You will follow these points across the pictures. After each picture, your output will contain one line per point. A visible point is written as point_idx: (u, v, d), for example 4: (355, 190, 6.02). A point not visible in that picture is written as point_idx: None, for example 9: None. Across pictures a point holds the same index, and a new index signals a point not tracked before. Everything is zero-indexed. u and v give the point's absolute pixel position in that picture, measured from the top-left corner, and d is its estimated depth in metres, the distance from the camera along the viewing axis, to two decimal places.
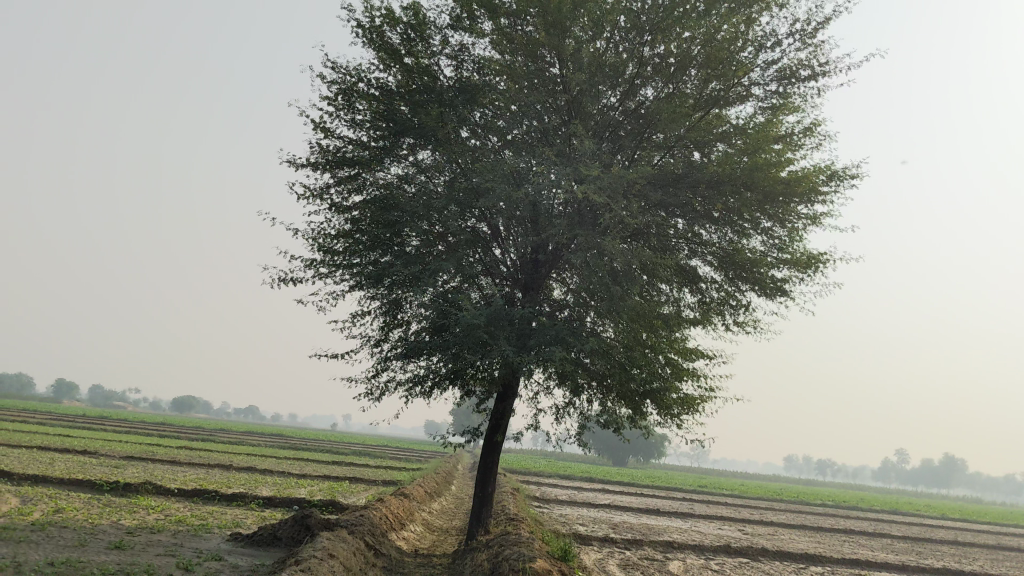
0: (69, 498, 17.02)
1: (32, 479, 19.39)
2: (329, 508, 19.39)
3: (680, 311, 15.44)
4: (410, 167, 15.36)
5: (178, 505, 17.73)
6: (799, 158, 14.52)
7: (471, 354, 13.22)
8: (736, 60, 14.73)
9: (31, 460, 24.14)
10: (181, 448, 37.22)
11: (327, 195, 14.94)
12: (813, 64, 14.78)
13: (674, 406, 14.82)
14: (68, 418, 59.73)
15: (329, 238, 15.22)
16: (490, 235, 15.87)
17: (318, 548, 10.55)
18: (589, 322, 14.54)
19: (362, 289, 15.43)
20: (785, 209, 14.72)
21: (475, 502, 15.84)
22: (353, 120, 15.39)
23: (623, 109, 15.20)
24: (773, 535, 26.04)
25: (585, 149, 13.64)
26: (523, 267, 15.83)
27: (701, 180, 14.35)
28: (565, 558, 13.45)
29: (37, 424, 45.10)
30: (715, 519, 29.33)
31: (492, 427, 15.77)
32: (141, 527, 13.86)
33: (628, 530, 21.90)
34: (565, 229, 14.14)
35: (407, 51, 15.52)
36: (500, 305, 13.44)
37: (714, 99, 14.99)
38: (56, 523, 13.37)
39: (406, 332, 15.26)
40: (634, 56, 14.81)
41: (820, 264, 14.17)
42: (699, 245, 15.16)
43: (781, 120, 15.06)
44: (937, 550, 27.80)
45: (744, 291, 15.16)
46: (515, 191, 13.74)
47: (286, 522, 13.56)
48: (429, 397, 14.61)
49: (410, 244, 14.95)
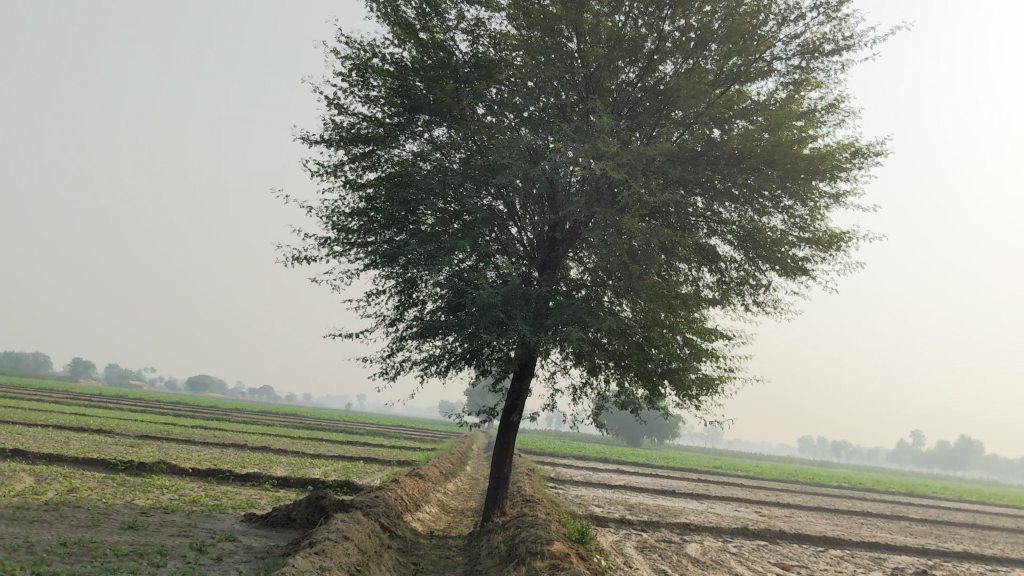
0: (84, 477, 16.94)
1: (47, 458, 19.34)
2: (344, 489, 19.30)
3: (699, 291, 15.16)
4: (425, 144, 15.08)
5: (192, 485, 17.65)
6: (822, 135, 14.21)
7: (488, 333, 13.02)
8: (758, 34, 14.43)
9: (46, 438, 24.11)
10: (196, 428, 37.20)
11: (341, 172, 14.72)
12: (837, 38, 14.44)
13: (693, 387, 14.56)
14: (85, 396, 60.08)
15: (343, 217, 15.03)
16: (506, 213, 15.62)
17: (333, 530, 10.37)
18: (606, 302, 14.27)
19: (377, 268, 15.23)
20: (807, 186, 14.38)
21: (491, 483, 15.66)
22: (367, 96, 15.13)
23: (642, 85, 14.74)
24: (790, 518, 25.79)
25: (604, 124, 13.33)
26: (540, 246, 15.58)
27: (722, 156, 14.17)
28: (582, 540, 13.25)
29: (53, 402, 45.30)
30: (731, 501, 29.12)
31: (508, 407, 15.54)
32: (154, 508, 13.73)
33: (644, 511, 21.72)
34: (583, 207, 13.86)
35: (422, 25, 15.23)
36: (516, 284, 13.24)
37: (735, 75, 14.47)
38: (69, 503, 13.26)
39: (422, 311, 15.05)
40: (654, 31, 14.46)
41: (843, 243, 13.85)
42: (718, 224, 14.84)
43: (803, 96, 14.71)
44: (956, 534, 27.50)
45: (764, 271, 14.86)
46: (532, 168, 13.55)
47: (300, 503, 13.42)
48: (445, 377, 14.44)
49: (425, 222, 14.72)
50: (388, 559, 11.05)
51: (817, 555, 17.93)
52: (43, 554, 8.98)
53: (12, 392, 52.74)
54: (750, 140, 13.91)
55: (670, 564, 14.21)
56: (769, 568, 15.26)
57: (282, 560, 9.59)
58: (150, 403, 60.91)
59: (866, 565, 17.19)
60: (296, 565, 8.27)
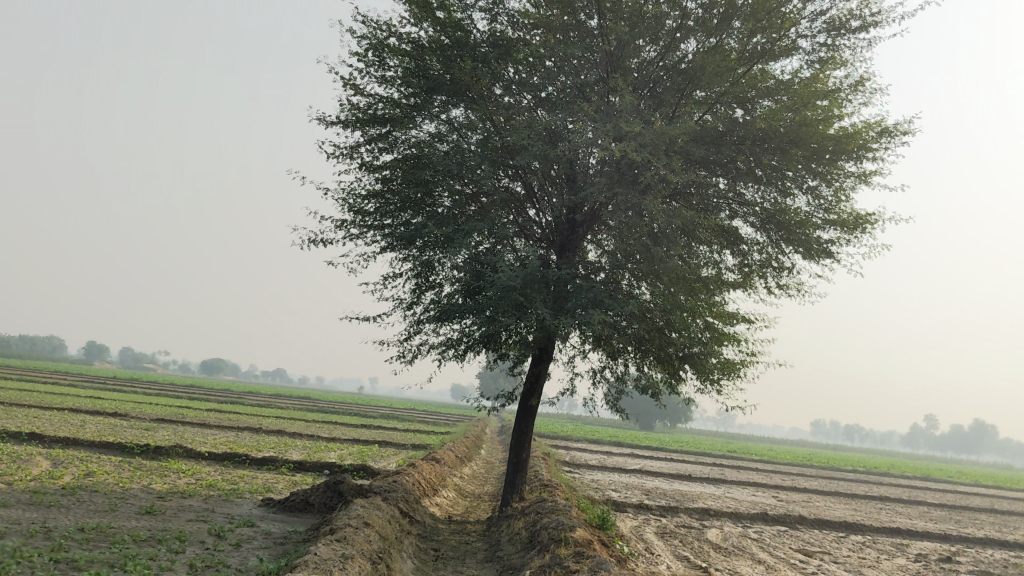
0: (100, 461, 16.89)
1: (63, 442, 19.28)
2: (361, 474, 19.22)
3: (721, 274, 14.91)
4: (443, 125, 14.82)
5: (209, 469, 17.59)
6: (849, 114, 13.88)
7: (507, 317, 12.81)
8: (783, 11, 14.10)
9: (62, 422, 24.10)
10: (211, 411, 37.26)
11: (357, 154, 14.53)
12: (865, 14, 14.10)
13: (715, 371, 14.33)
14: (100, 378, 60.41)
15: (359, 199, 14.85)
16: (524, 195, 15.37)
17: (352, 516, 10.19)
18: (625, 285, 13.94)
19: (393, 250, 15.07)
20: (833, 167, 14.06)
21: (509, 468, 15.46)
22: (383, 77, 14.90)
23: (664, 64, 14.43)
24: (809, 502, 25.58)
25: (625, 104, 13.03)
26: (559, 229, 15.34)
27: (747, 137, 13.81)
28: (603, 526, 13.05)
29: (69, 386, 45.57)
30: (748, 485, 28.91)
31: (526, 391, 15.35)
32: (171, 493, 13.62)
33: (662, 496, 21.52)
34: (603, 188, 13.62)
35: (440, 4, 14.93)
36: (535, 267, 13.02)
37: (759, 54, 14.23)
38: (86, 487, 13.17)
39: (439, 294, 14.86)
40: (676, 9, 14.16)
41: (869, 224, 13.55)
42: (741, 205, 14.57)
43: (828, 75, 14.39)
44: (975, 518, 27.25)
45: (787, 254, 14.59)
46: (552, 150, 13.34)
47: (317, 488, 13.26)
48: (462, 361, 14.30)
49: (442, 204, 14.53)
50: (408, 546, 10.88)
51: (838, 540, 17.71)
52: (60, 539, 8.83)
53: (28, 376, 52.85)
54: (776, 119, 13.58)
55: (692, 550, 14.01)
56: (790, 554, 15.05)
57: (302, 546, 9.42)
58: (164, 387, 61.19)
59: (889, 552, 16.96)
60: (318, 552, 8.09)
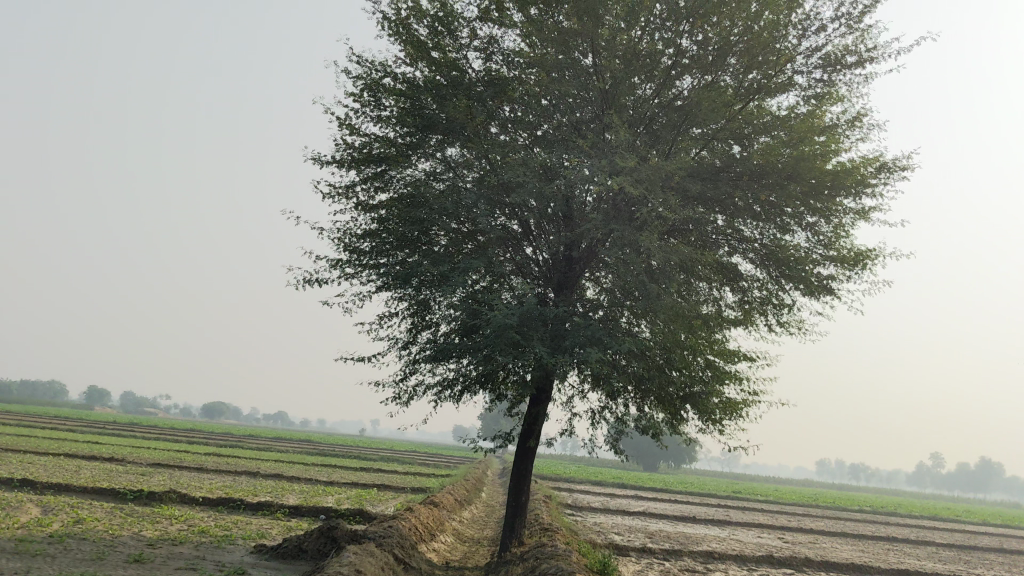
0: (91, 507, 16.55)
1: (55, 488, 18.99)
2: (357, 518, 18.86)
3: (721, 311, 14.72)
4: (438, 164, 14.73)
5: (202, 515, 17.25)
6: (846, 149, 13.78)
7: (504, 356, 12.59)
8: (779, 47, 14.06)
9: (56, 467, 23.74)
10: (209, 455, 36.80)
11: (353, 193, 14.43)
12: (860, 50, 14.06)
13: (716, 411, 14.09)
14: (98, 423, 59.98)
15: (354, 238, 14.72)
16: (521, 233, 15.25)
17: (345, 564, 9.91)
18: (624, 323, 13.73)
19: (389, 290, 14.91)
20: (832, 203, 13.92)
21: (508, 512, 15.12)
22: (379, 116, 14.84)
23: (659, 101, 14.37)
24: (814, 543, 25.14)
25: (621, 139, 12.93)
26: (556, 267, 15.18)
27: (745, 172, 13.66)
28: (604, 571, 12.73)
29: (66, 431, 45.19)
30: (753, 527, 28.45)
31: (525, 432, 15.08)
32: (161, 540, 13.32)
33: (666, 539, 21.14)
34: (599, 224, 13.48)
35: (434, 44, 14.90)
36: (533, 304, 12.82)
37: (755, 90, 14.19)
38: (74, 534, 12.87)
39: (436, 333, 14.68)
40: (671, 46, 14.13)
41: (869, 260, 13.37)
42: (739, 241, 14.42)
43: (825, 110, 14.32)
44: (983, 559, 26.76)
45: (787, 291, 14.40)
46: (547, 186, 13.22)
47: (312, 533, 12.98)
48: (459, 401, 14.06)
49: (438, 243, 14.39)
50: None
51: None
52: None
53: (26, 421, 52.35)
54: (774, 154, 13.44)
55: None
56: None
57: None
58: (162, 430, 60.72)
59: None
60: None
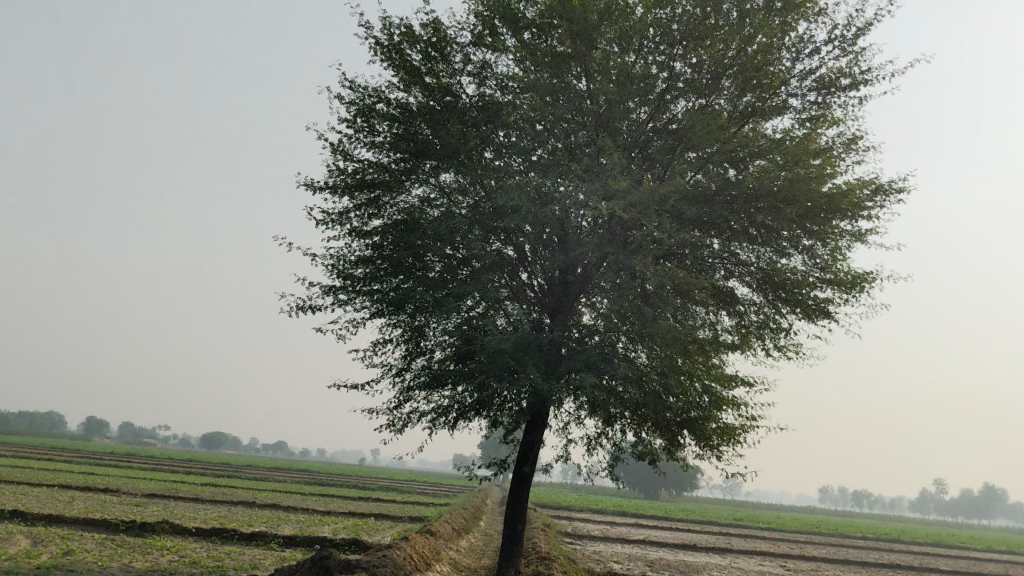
0: (81, 538, 16.31)
1: (46, 519, 18.71)
2: (352, 548, 18.60)
3: (718, 335, 14.58)
4: (433, 189, 14.63)
5: (194, 546, 16.99)
6: (842, 171, 13.70)
7: (499, 383, 12.40)
8: (773, 69, 14.02)
9: (49, 499, 23.45)
10: (206, 485, 36.44)
11: (346, 219, 14.33)
12: (855, 72, 14.03)
13: (714, 437, 13.92)
14: (95, 454, 59.54)
15: (348, 265, 14.61)
16: (516, 259, 15.15)
17: None
18: (621, 348, 13.57)
19: (383, 316, 14.78)
20: (828, 225, 13.82)
21: (504, 540, 14.88)
22: (372, 142, 14.76)
23: (654, 125, 14.32)
24: (816, 571, 24.81)
25: (614, 163, 12.84)
26: (552, 292, 15.09)
27: (739, 195, 13.55)
28: None
29: (61, 462, 44.77)
30: (755, 554, 28.11)
31: (520, 459, 14.89)
32: (151, 571, 13.09)
33: (666, 567, 20.85)
34: (594, 248, 13.37)
35: (428, 69, 14.83)
36: (528, 330, 12.63)
37: (749, 112, 14.15)
38: (62, 566, 12.63)
39: (430, 360, 14.54)
40: (665, 70, 14.11)
41: (866, 283, 13.25)
42: (736, 265, 14.31)
43: (820, 133, 14.28)
44: None
45: (784, 314, 14.27)
46: (542, 210, 13.12)
47: (304, 565, 12.60)
48: (453, 429, 13.88)
49: (433, 269, 14.20)
50: None
51: None
52: None
53: (23, 452, 51.99)
54: (769, 176, 13.34)
55: None
56: None
57: None
58: (159, 461, 60.26)
59: None
60: None
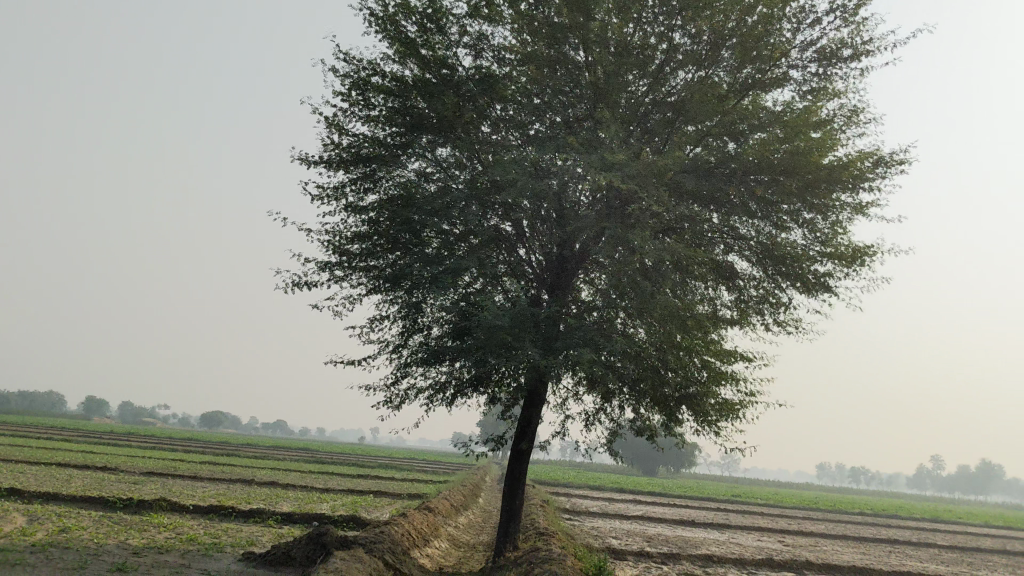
0: (79, 516, 16.23)
1: (44, 497, 18.66)
2: (351, 524, 18.56)
3: (717, 311, 14.44)
4: (430, 164, 14.44)
5: (193, 523, 16.93)
6: (843, 143, 13.50)
7: (496, 358, 12.26)
8: (772, 41, 13.80)
9: (47, 477, 23.40)
10: (204, 463, 36.41)
11: (342, 194, 14.14)
12: (856, 43, 13.82)
13: (713, 412, 13.81)
14: (93, 432, 59.67)
15: (344, 240, 14.44)
16: (514, 235, 14.97)
17: (331, 571, 9.60)
18: (619, 324, 13.31)
19: (380, 292, 14.62)
20: (828, 199, 13.65)
21: (502, 516, 14.76)
22: (367, 115, 14.55)
23: (653, 98, 14.13)
24: (815, 547, 24.80)
25: (611, 135, 12.64)
26: (550, 268, 14.94)
27: (739, 168, 13.36)
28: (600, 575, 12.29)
29: (59, 440, 44.77)
30: (754, 530, 28.13)
31: (518, 435, 14.76)
32: (147, 548, 13.00)
33: (665, 543, 20.82)
34: (592, 222, 13.18)
35: (424, 41, 14.60)
36: (525, 306, 12.46)
37: (749, 84, 13.96)
38: (58, 543, 12.55)
39: (428, 337, 14.41)
40: (664, 41, 13.91)
41: (867, 257, 13.10)
42: (735, 239, 14.13)
43: (822, 105, 14.07)
44: (987, 560, 26.41)
45: (784, 289, 14.13)
46: (539, 184, 12.92)
47: (301, 541, 12.56)
48: (451, 406, 13.77)
49: (431, 245, 13.91)
50: None
51: None
52: None
53: (20, 431, 51.91)
54: (768, 149, 13.12)
55: None
56: None
57: None
58: (159, 439, 60.32)
59: None
60: None
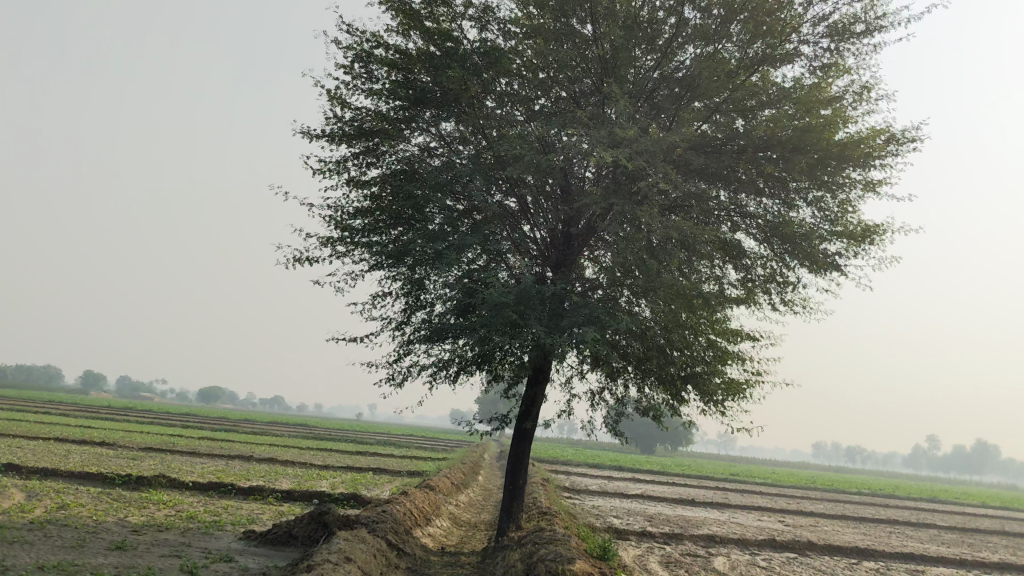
0: (77, 492, 16.04)
1: (42, 473, 18.47)
2: (352, 503, 18.40)
3: (723, 290, 14.22)
4: (433, 139, 14.18)
5: (192, 500, 16.75)
6: (854, 120, 13.26)
7: (500, 336, 12.02)
8: (785, 16, 13.56)
9: (45, 452, 23.24)
10: (202, 439, 36.31)
11: (345, 168, 13.84)
12: (868, 19, 13.56)
13: (718, 391, 13.59)
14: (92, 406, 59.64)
15: (346, 216, 14.16)
16: (518, 211, 14.69)
17: (333, 551, 9.38)
18: (624, 302, 13.14)
19: (382, 268, 14.35)
20: (839, 176, 13.36)
21: (504, 496, 14.58)
22: (370, 88, 14.24)
23: (660, 73, 13.78)
24: (816, 526, 24.74)
25: (620, 109, 12.33)
26: (555, 245, 14.67)
27: (748, 145, 13.08)
28: (605, 556, 12.08)
29: (58, 414, 44.70)
30: (754, 509, 28.09)
31: (521, 414, 14.57)
32: (147, 526, 12.81)
33: (666, 522, 20.73)
34: (599, 198, 12.90)
35: (428, 14, 14.29)
36: (530, 282, 12.20)
37: (761, 59, 13.57)
38: (56, 521, 12.35)
39: (430, 314, 14.18)
40: (672, 15, 13.60)
41: (876, 236, 12.86)
42: (744, 217, 13.87)
43: (832, 82, 13.81)
44: (987, 541, 26.32)
45: (792, 268, 13.89)
46: (546, 159, 12.64)
47: (303, 519, 12.40)
48: (454, 383, 13.55)
49: (433, 220, 13.63)
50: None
51: (851, 568, 16.84)
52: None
53: (20, 406, 51.72)
54: (779, 126, 12.83)
55: None
56: None
57: None
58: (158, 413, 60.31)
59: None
60: None
